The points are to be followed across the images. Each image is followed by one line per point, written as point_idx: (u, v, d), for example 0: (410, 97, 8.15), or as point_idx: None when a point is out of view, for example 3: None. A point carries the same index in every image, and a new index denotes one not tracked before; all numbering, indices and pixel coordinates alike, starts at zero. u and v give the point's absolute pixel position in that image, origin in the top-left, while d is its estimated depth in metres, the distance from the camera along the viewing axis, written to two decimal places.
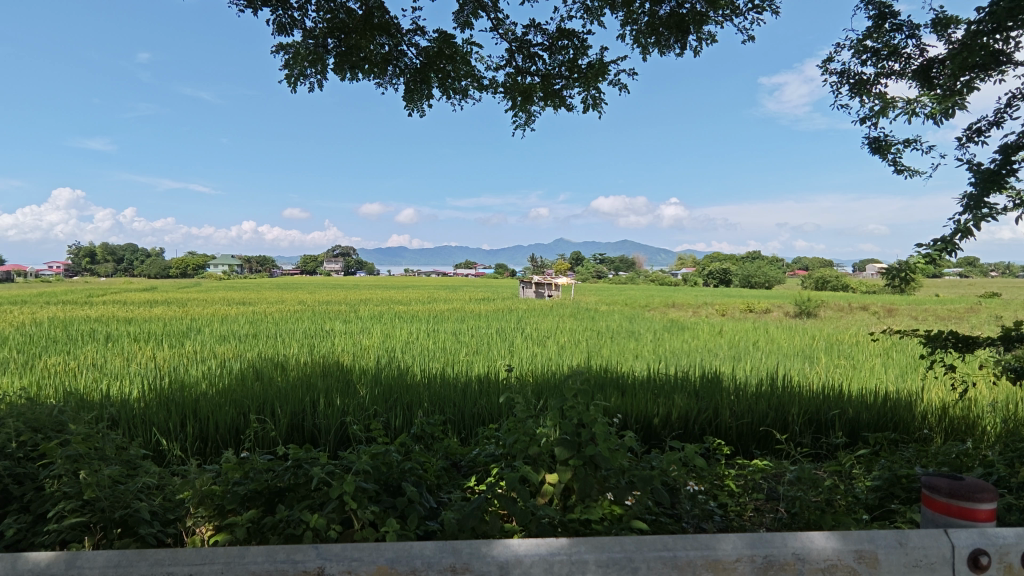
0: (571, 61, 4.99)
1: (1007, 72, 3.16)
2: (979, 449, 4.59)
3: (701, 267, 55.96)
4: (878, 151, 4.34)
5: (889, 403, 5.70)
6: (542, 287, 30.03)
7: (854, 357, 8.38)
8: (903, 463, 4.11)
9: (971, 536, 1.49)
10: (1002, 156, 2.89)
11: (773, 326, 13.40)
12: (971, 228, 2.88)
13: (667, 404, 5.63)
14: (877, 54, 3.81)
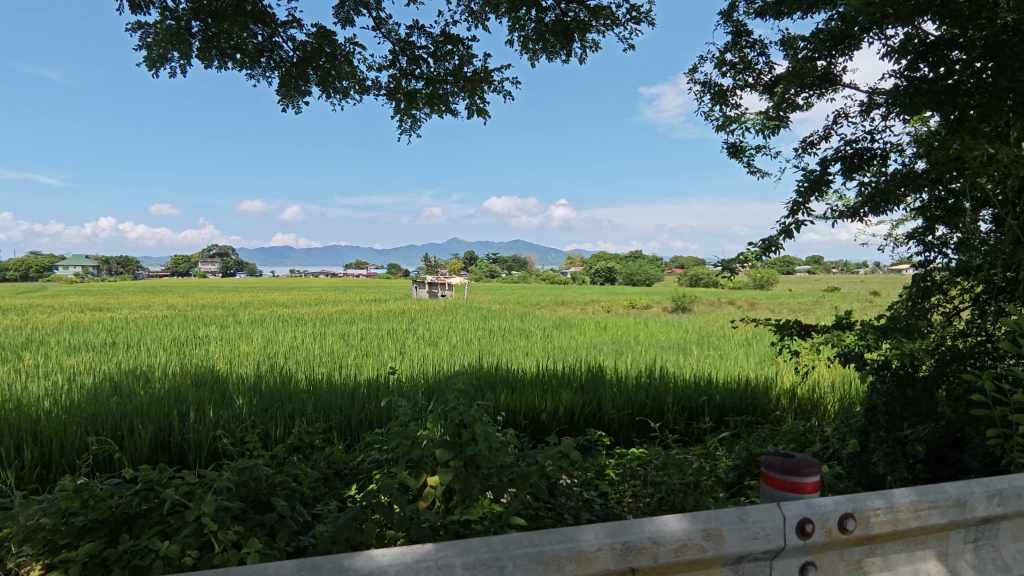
0: (457, 67, 4.99)
1: (838, 91, 3.58)
2: (820, 426, 5.20)
3: (588, 267, 58.44)
4: (734, 156, 4.76)
5: (750, 389, 6.28)
6: (435, 288, 29.92)
7: (722, 348, 9.17)
8: (758, 443, 4.58)
9: (798, 505, 1.34)
10: (822, 167, 3.29)
11: (652, 322, 14.32)
12: (790, 229, 3.25)
13: (554, 400, 5.81)
14: (734, 66, 4.17)
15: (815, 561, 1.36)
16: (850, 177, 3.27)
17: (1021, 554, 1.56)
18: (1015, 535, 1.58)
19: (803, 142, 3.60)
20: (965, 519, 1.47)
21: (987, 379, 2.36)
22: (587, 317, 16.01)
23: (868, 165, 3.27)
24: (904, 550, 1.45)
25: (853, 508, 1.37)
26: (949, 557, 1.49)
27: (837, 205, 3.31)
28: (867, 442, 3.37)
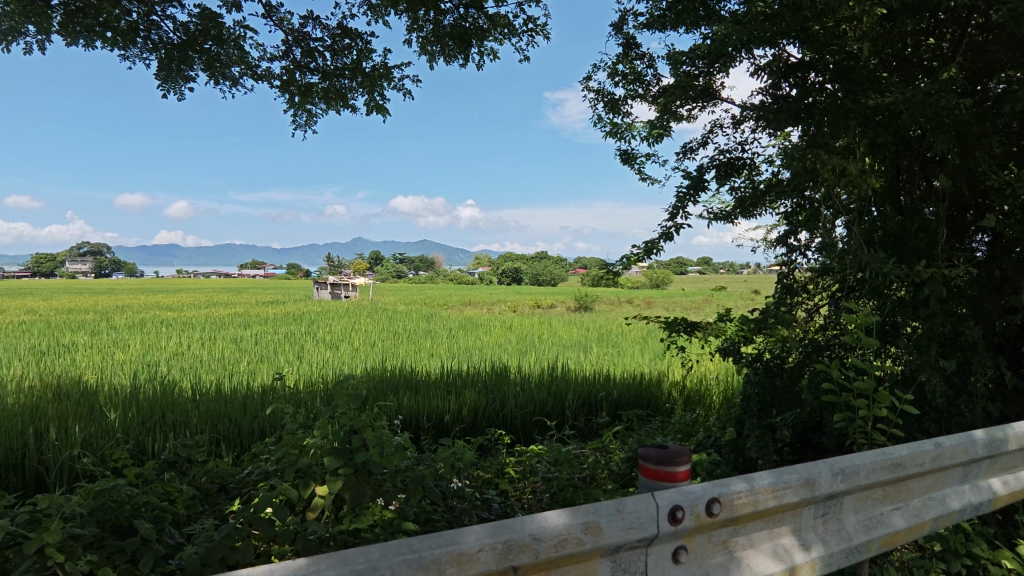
0: (355, 62, 4.83)
1: (717, 104, 3.85)
2: (705, 417, 5.57)
3: (494, 267, 58.90)
4: (627, 161, 4.99)
5: (645, 383, 6.60)
6: (338, 288, 28.94)
7: (620, 345, 9.58)
8: (650, 435, 4.83)
9: (671, 494, 1.40)
10: (699, 174, 3.53)
11: (555, 321, 14.67)
12: (670, 231, 3.46)
13: (457, 401, 5.80)
14: (626, 77, 4.37)
15: (686, 545, 1.44)
16: (723, 184, 3.54)
17: (860, 523, 1.75)
18: (857, 507, 1.76)
19: (683, 149, 3.85)
20: (814, 497, 1.61)
21: (837, 370, 2.64)
22: (496, 317, 16.08)
23: (739, 173, 3.55)
24: (764, 528, 1.58)
25: (720, 493, 1.45)
26: (803, 531, 1.65)
27: (712, 210, 3.57)
28: (742, 429, 3.66)
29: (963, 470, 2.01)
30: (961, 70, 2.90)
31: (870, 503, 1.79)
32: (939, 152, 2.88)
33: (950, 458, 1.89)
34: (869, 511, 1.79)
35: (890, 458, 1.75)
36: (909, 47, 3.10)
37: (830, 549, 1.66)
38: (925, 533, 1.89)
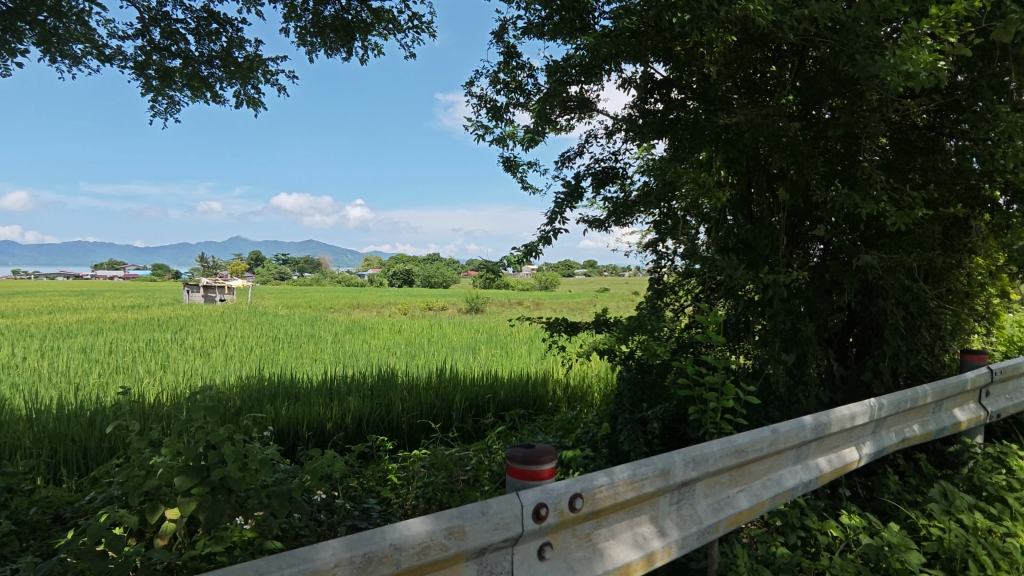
0: (225, 49, 4.50)
1: (593, 116, 4.03)
2: (586, 413, 5.80)
3: (383, 269, 57.51)
4: (509, 169, 5.08)
5: (531, 383, 6.75)
6: (211, 291, 26.81)
7: (508, 346, 9.72)
8: (534, 434, 4.94)
9: (535, 492, 1.43)
10: (574, 181, 3.68)
11: (447, 322, 14.61)
12: (549, 236, 3.56)
13: (340, 408, 5.58)
14: (508, 85, 4.44)
15: (551, 541, 1.49)
16: (597, 192, 3.71)
17: (710, 507, 1.90)
18: (707, 492, 1.91)
19: (562, 158, 3.99)
20: (669, 485, 1.72)
21: (694, 366, 2.86)
22: (385, 320, 15.69)
23: (612, 182, 3.73)
24: (624, 519, 1.66)
25: (583, 488, 1.50)
26: (659, 518, 1.76)
27: (587, 217, 3.72)
28: (616, 424, 3.86)
29: (796, 452, 2.26)
30: (796, 95, 3.25)
31: (717, 487, 1.95)
32: (778, 168, 3.22)
33: (785, 442, 2.11)
34: (717, 494, 1.95)
35: (734, 446, 1.92)
36: (755, 73, 3.42)
37: (684, 533, 1.79)
38: (765, 511, 2.09)
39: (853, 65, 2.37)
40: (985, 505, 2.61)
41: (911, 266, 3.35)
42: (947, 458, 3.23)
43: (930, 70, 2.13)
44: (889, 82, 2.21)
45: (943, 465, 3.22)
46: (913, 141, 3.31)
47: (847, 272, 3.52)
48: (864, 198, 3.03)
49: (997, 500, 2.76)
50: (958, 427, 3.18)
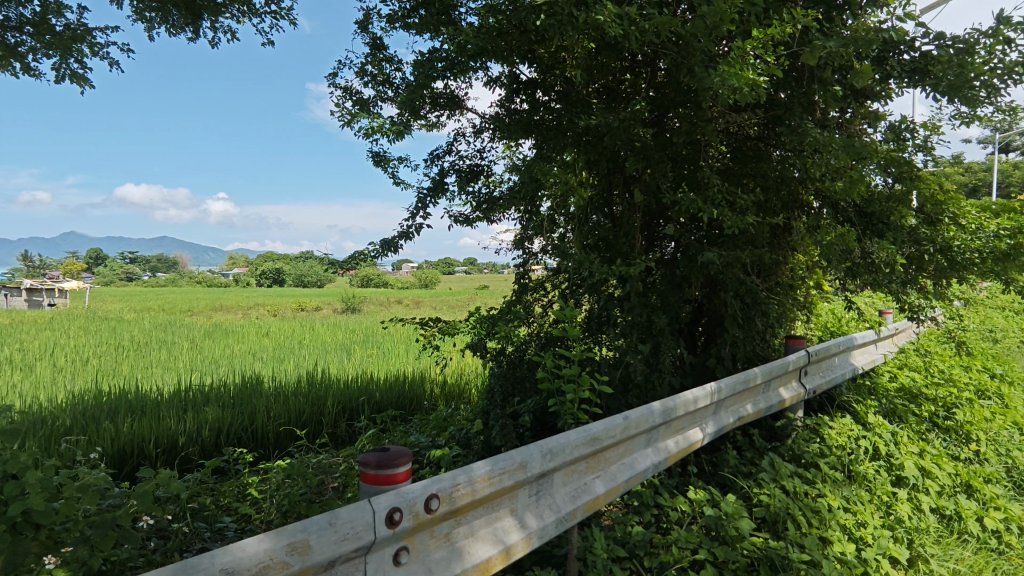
0: (40, 17, 3.89)
1: (462, 113, 4.02)
2: (463, 409, 5.81)
3: (248, 268, 53.51)
4: (378, 163, 4.93)
5: (407, 383, 6.62)
6: (36, 294, 23.27)
7: (385, 346, 9.47)
8: (409, 435, 4.84)
9: (388, 497, 1.38)
10: (438, 177, 3.66)
11: (321, 323, 13.94)
12: (412, 231, 3.51)
13: (194, 420, 5.10)
14: (375, 78, 4.30)
15: (408, 545, 1.45)
16: (464, 188, 3.71)
17: (568, 495, 1.97)
18: (565, 480, 1.98)
19: (430, 153, 3.94)
20: (528, 478, 1.76)
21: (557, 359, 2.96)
22: (251, 323, 14.59)
23: (478, 179, 3.75)
24: (483, 515, 1.67)
25: (438, 488, 1.48)
26: (519, 511, 1.79)
27: (453, 212, 3.71)
28: (488, 419, 3.90)
29: (647, 436, 2.42)
30: (648, 102, 3.47)
31: (575, 475, 2.03)
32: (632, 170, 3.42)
33: (635, 428, 2.24)
34: (574, 482, 2.03)
35: (589, 434, 2.01)
36: (613, 80, 3.61)
37: (543, 523, 1.83)
38: (619, 494, 2.21)
39: (691, 76, 2.58)
40: (803, 471, 2.98)
41: (746, 261, 3.73)
42: (775, 432, 3.65)
43: (752, 84, 2.37)
44: (719, 93, 2.43)
45: (772, 438, 3.63)
46: (747, 150, 3.68)
47: (693, 268, 3.85)
48: (705, 199, 3.31)
49: (813, 466, 3.16)
50: (783, 404, 3.61)
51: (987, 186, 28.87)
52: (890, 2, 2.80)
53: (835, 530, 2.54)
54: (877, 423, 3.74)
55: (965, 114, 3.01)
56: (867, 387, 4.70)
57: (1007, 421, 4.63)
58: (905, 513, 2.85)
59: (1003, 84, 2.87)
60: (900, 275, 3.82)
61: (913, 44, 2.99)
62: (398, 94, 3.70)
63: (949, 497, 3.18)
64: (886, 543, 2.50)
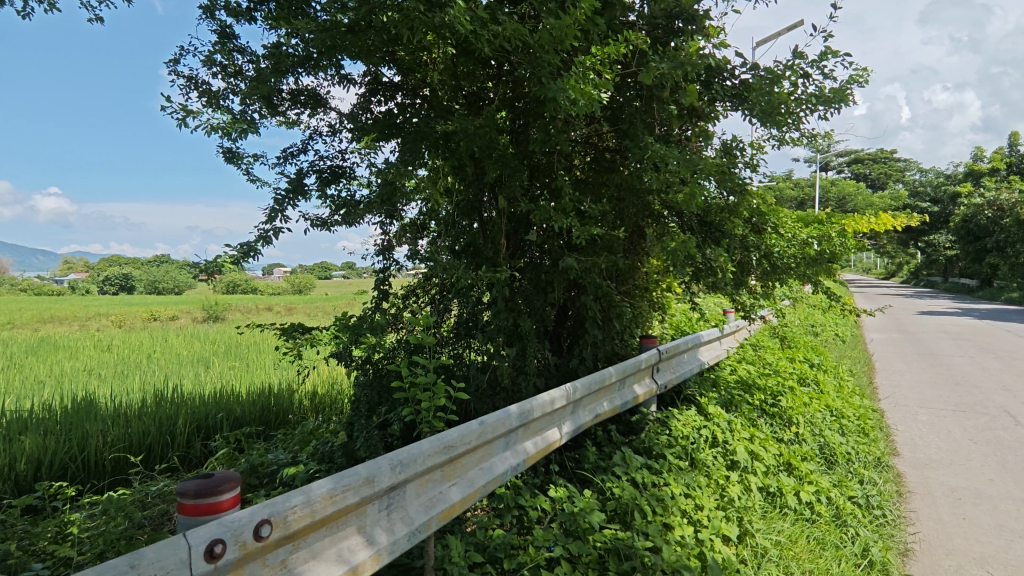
0: None
1: (323, 112, 3.83)
2: (332, 420, 5.54)
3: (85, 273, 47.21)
4: (231, 161, 4.56)
5: (273, 396, 6.18)
6: None
7: (248, 356, 8.78)
8: (270, 453, 4.52)
9: (208, 529, 1.26)
10: (297, 178, 3.46)
11: (177, 333, 12.67)
12: (268, 236, 3.28)
13: (7, 451, 4.38)
14: (224, 69, 3.94)
15: None
16: (323, 191, 3.54)
17: (421, 505, 1.93)
18: (418, 491, 1.94)
19: (287, 152, 3.71)
20: (376, 492, 1.69)
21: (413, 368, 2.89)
22: (91, 335, 12.90)
23: (340, 181, 3.60)
24: (326, 537, 1.58)
25: (270, 513, 1.38)
26: (367, 527, 1.72)
27: (310, 216, 3.52)
28: (353, 431, 3.76)
29: (504, 439, 2.45)
30: (509, 111, 3.54)
31: (430, 485, 2.00)
32: (494, 176, 3.47)
33: (491, 432, 2.26)
34: (429, 492, 1.99)
35: (443, 442, 1.98)
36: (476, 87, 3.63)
37: (393, 537, 1.77)
38: (476, 499, 2.21)
39: (541, 87, 2.66)
40: (651, 462, 3.20)
41: (602, 267, 3.94)
42: (631, 426, 3.88)
43: (592, 98, 2.50)
44: (565, 104, 2.54)
45: (628, 432, 3.86)
46: (602, 160, 3.89)
47: (555, 273, 3.99)
48: (562, 207, 3.45)
49: (660, 457, 3.40)
50: (637, 400, 3.85)
51: (811, 200, 33.21)
52: (715, 33, 3.10)
53: (675, 516, 2.75)
54: (716, 413, 4.12)
55: (777, 137, 3.42)
56: (711, 379, 5.18)
57: (822, 405, 5.33)
58: (735, 494, 3.17)
59: (804, 113, 3.31)
60: (732, 278, 4.25)
61: (734, 72, 3.34)
62: (246, 87, 3.44)
63: (772, 475, 3.59)
64: (718, 523, 2.75)
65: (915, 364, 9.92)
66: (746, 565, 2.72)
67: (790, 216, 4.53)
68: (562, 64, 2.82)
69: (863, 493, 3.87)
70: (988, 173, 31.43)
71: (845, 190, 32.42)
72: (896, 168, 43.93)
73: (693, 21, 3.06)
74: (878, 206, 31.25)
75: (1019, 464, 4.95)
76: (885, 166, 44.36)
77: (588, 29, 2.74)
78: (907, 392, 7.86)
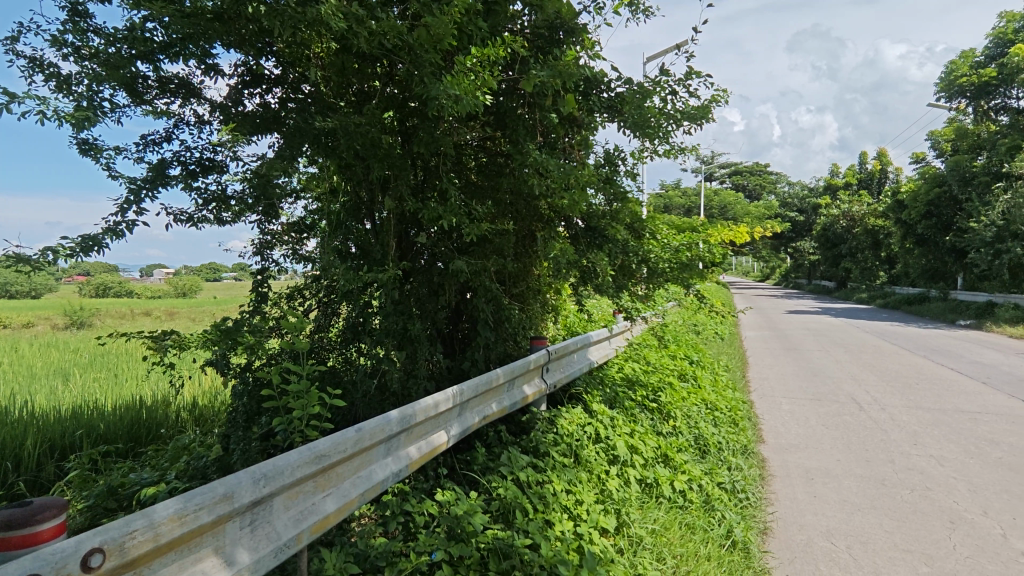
0: None
1: (195, 104, 3.55)
2: (212, 432, 5.14)
3: None
4: (87, 152, 4.10)
5: (144, 409, 5.64)
6: None
7: (117, 367, 7.95)
8: (134, 472, 4.12)
9: (20, 564, 1.12)
10: (157, 169, 3.19)
11: (29, 343, 11.21)
12: (119, 229, 2.99)
13: None
14: (76, 50, 3.54)
15: None
16: (190, 183, 3.29)
17: (290, 519, 1.84)
18: (287, 504, 1.85)
19: (148, 142, 3.41)
20: (235, 509, 1.59)
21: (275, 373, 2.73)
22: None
23: (209, 174, 3.36)
24: (175, 561, 1.46)
25: (101, 541, 1.25)
26: (226, 548, 1.61)
27: (172, 208, 3.26)
28: (229, 444, 3.52)
29: (385, 445, 2.40)
30: (395, 111, 3.49)
31: (300, 497, 1.91)
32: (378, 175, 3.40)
33: (369, 439, 2.21)
34: (299, 504, 1.90)
35: (315, 452, 1.91)
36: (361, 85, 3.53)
37: (257, 556, 1.67)
38: (353, 508, 2.15)
39: (422, 87, 2.65)
40: (536, 461, 3.28)
41: (492, 269, 3.98)
42: (520, 425, 3.95)
43: (470, 99, 2.53)
44: (444, 103, 2.56)
45: (518, 432, 3.93)
46: (492, 164, 3.93)
47: (445, 276, 3.97)
48: (448, 208, 3.45)
49: (546, 455, 3.49)
50: (526, 401, 3.93)
51: (696, 208, 35.66)
52: (591, 47, 3.25)
53: (556, 511, 2.83)
54: (600, 410, 4.30)
55: (650, 149, 3.64)
56: (599, 378, 5.40)
57: (697, 399, 5.73)
58: (614, 487, 3.32)
59: (672, 126, 3.54)
60: (614, 281, 4.46)
61: (610, 85, 3.51)
62: (98, 70, 3.11)
63: (649, 467, 3.81)
64: (596, 516, 2.87)
65: (782, 358, 10.93)
66: (621, 554, 2.86)
67: (667, 223, 4.83)
68: (441, 64, 2.83)
69: (730, 479, 4.21)
70: (842, 187, 35.39)
71: (725, 199, 35.13)
72: (768, 180, 48.25)
73: (573, 34, 3.19)
74: (753, 215, 34.19)
75: (860, 444, 5.59)
76: (758, 177, 48.60)
77: (467, 31, 2.77)
78: (774, 384, 8.64)
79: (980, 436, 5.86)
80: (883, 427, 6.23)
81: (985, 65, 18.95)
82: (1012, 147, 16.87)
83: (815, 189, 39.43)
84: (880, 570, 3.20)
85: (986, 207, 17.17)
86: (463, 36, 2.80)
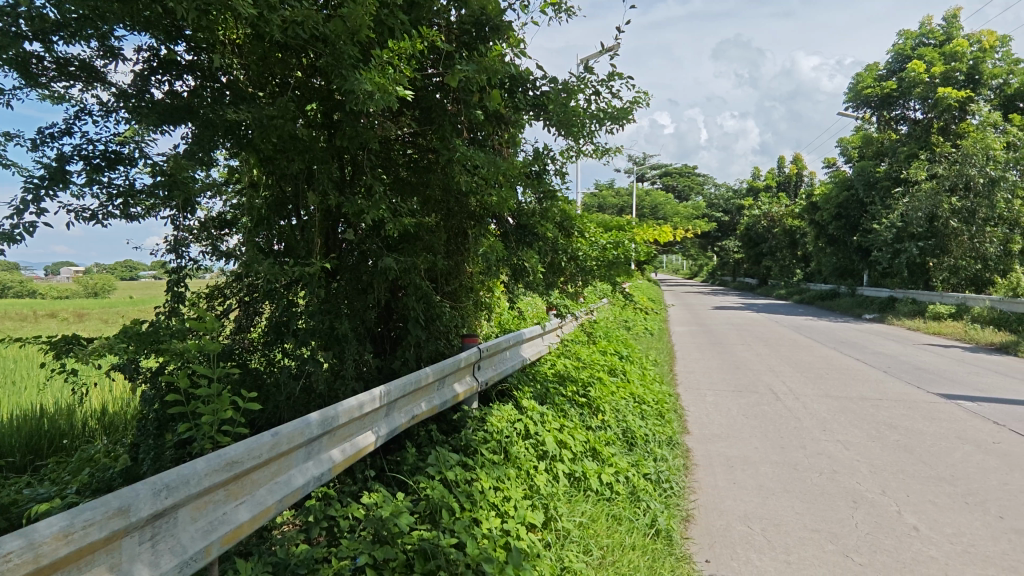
0: None
1: (98, 90, 3.28)
2: (122, 441, 4.80)
3: None
4: None
5: (44, 418, 5.20)
6: None
7: (13, 373, 7.29)
8: (31, 488, 3.79)
9: None
10: (57, 166, 2.94)
11: None
12: (15, 233, 2.74)
13: None
14: None
15: None
16: (94, 178, 3.05)
17: (198, 531, 1.74)
18: (195, 515, 1.74)
19: (44, 132, 3.12)
20: (132, 523, 1.49)
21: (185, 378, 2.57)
22: None
23: (115, 169, 3.12)
24: None
25: None
26: (123, 565, 1.50)
27: (74, 207, 3.01)
28: (139, 453, 3.30)
29: (305, 449, 2.31)
30: (318, 103, 3.35)
31: (209, 507, 1.81)
32: (298, 169, 3.27)
33: (286, 443, 2.12)
34: (209, 515, 1.80)
35: (225, 459, 1.81)
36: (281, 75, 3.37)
37: (159, 571, 1.57)
38: (270, 516, 2.05)
39: (339, 81, 2.57)
40: (465, 459, 3.26)
41: (421, 267, 3.92)
42: (451, 424, 3.93)
43: (388, 94, 2.49)
44: (361, 98, 2.50)
45: (448, 430, 3.90)
46: (422, 160, 3.87)
47: (372, 273, 3.88)
48: (373, 204, 3.37)
49: (475, 453, 3.48)
50: (457, 399, 3.91)
51: (628, 207, 36.67)
52: (515, 45, 3.26)
53: (484, 509, 2.84)
54: (530, 406, 4.34)
55: (575, 148, 3.70)
56: (531, 374, 5.44)
57: (626, 393, 5.89)
58: (542, 482, 3.36)
59: (596, 127, 3.61)
60: (544, 279, 4.51)
61: (536, 84, 3.54)
62: None
63: (577, 461, 3.88)
64: (523, 511, 2.90)
65: (707, 352, 11.42)
66: (548, 548, 2.91)
67: (595, 222, 4.93)
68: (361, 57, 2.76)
69: (655, 470, 4.35)
70: (762, 189, 37.38)
71: (655, 199, 36.30)
72: (695, 181, 50.30)
73: (498, 32, 3.19)
74: (681, 215, 35.53)
75: (776, 432, 5.93)
76: (686, 179, 50.57)
77: (387, 24, 2.72)
78: (699, 377, 9.01)
79: (880, 421, 6.35)
80: (796, 415, 6.63)
81: (887, 78, 20.52)
82: (909, 155, 18.35)
83: (737, 190, 41.45)
84: (790, 550, 3.39)
85: (888, 209, 18.62)
86: (382, 28, 2.75)
